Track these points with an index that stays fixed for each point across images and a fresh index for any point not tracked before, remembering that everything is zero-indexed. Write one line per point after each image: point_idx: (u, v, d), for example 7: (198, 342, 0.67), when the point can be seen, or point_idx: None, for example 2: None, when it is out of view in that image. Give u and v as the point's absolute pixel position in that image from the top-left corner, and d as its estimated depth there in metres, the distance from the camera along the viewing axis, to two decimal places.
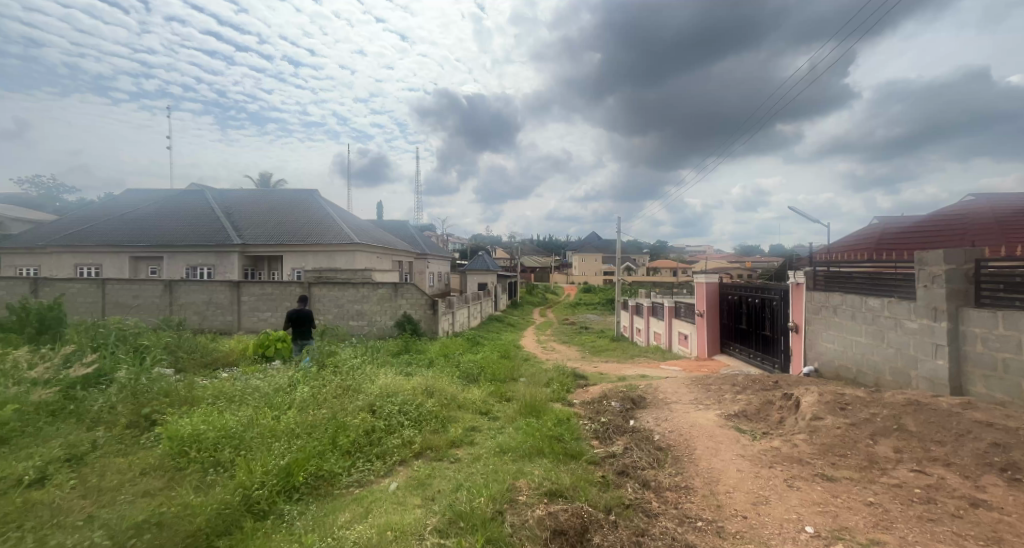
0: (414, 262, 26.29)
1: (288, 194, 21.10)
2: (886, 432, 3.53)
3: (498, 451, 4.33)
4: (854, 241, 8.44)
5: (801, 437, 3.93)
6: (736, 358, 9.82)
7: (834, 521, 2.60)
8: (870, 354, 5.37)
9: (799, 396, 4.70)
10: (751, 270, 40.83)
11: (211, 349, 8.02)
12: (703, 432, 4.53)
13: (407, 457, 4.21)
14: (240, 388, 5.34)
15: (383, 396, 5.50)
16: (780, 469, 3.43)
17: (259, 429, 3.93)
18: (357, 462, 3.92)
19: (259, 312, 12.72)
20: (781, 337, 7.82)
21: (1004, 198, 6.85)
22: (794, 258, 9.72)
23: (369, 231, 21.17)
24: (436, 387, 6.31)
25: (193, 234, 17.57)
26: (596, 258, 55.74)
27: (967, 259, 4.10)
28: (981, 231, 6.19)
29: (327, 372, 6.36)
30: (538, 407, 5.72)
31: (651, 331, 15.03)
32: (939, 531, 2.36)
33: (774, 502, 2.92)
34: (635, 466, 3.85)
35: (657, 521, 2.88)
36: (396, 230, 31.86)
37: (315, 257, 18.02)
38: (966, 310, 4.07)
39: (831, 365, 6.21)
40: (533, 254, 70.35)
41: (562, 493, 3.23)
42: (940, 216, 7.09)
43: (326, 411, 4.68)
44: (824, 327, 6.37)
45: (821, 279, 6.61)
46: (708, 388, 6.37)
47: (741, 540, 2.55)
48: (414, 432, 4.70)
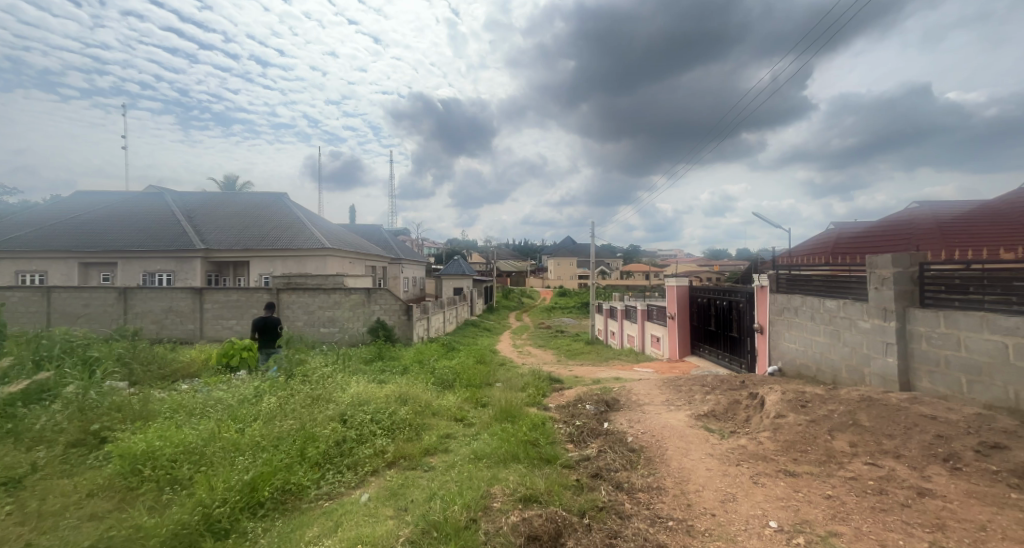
0: (388, 267, 25.84)
1: (255, 197, 20.43)
2: (843, 427, 3.71)
3: (472, 458, 4.30)
4: (813, 245, 8.82)
5: (766, 435, 4.08)
6: (706, 359, 10.11)
7: (795, 515, 2.71)
8: (828, 352, 5.64)
9: (763, 395, 4.89)
10: (720, 273, 42.04)
11: (170, 360, 7.65)
12: (674, 432, 4.64)
13: (379, 467, 4.12)
14: (201, 400, 5.11)
15: (355, 404, 5.39)
16: (747, 466, 3.55)
17: (221, 443, 3.76)
18: (327, 474, 3.81)
19: (223, 320, 12.23)
20: (747, 338, 8.11)
21: (946, 206, 7.32)
22: (759, 261, 10.09)
23: (341, 236, 20.72)
24: (410, 394, 6.22)
25: (151, 239, 16.73)
26: (571, 262, 56.32)
27: (912, 262, 4.36)
28: (925, 236, 6.60)
29: (296, 381, 6.19)
30: (513, 412, 5.71)
31: (624, 334, 15.34)
32: (890, 520, 2.49)
33: (741, 499, 3.02)
34: (609, 468, 3.90)
35: (629, 522, 2.92)
36: (370, 234, 31.31)
37: (284, 262, 17.49)
38: (912, 310, 4.33)
39: (794, 363, 6.48)
40: (508, 259, 70.41)
41: (536, 498, 3.23)
42: (889, 224, 7.52)
43: (295, 422, 4.54)
44: (786, 327, 6.66)
45: (783, 281, 6.91)
46: (679, 389, 6.54)
47: (710, 538, 2.62)
48: (387, 441, 4.62)
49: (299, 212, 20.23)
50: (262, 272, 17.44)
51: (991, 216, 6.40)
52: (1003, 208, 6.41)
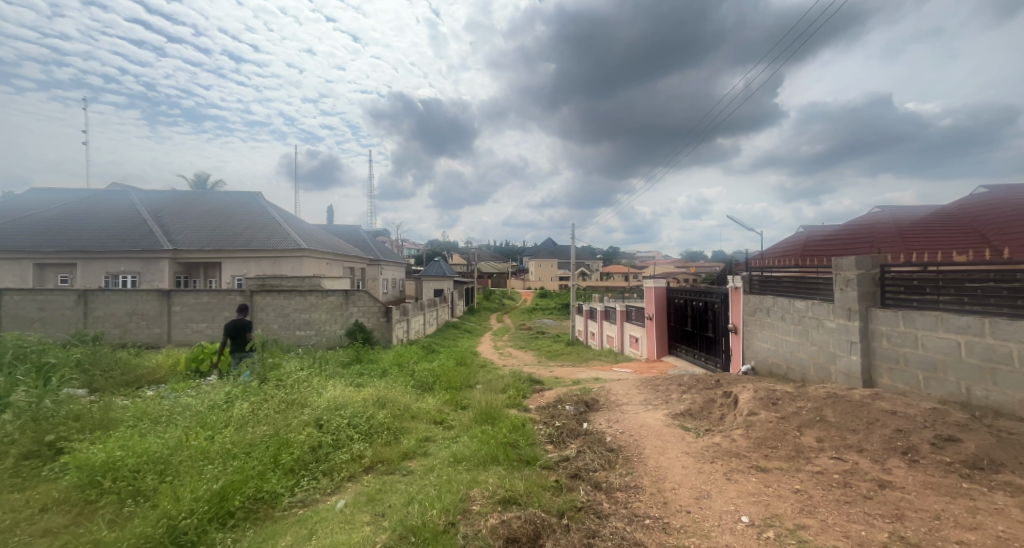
0: (367, 269, 25.49)
1: (227, 197, 19.86)
2: (811, 423, 3.84)
3: (452, 461, 4.27)
4: (784, 247, 9.12)
5: (739, 432, 4.19)
6: (683, 359, 10.32)
7: (766, 509, 2.79)
8: (798, 351, 5.84)
9: (737, 394, 5.03)
10: (696, 274, 43.01)
11: (134, 366, 7.34)
12: (652, 432, 4.72)
13: (356, 472, 4.05)
14: (167, 407, 4.92)
15: (332, 409, 5.29)
16: (720, 463, 3.64)
17: (189, 451, 3.63)
18: (302, 481, 3.73)
19: (192, 324, 11.81)
20: (722, 338, 8.32)
21: (905, 210, 7.68)
22: (733, 262, 10.35)
23: (318, 236, 20.31)
24: (388, 398, 6.15)
25: (114, 239, 16.02)
26: (552, 263, 56.65)
27: (874, 265, 4.57)
28: (886, 239, 6.91)
29: (270, 386, 6.03)
30: (493, 413, 5.70)
31: (604, 335, 15.53)
32: (854, 512, 2.60)
33: (715, 496, 3.09)
34: (588, 468, 3.94)
35: (607, 522, 2.96)
36: (348, 234, 30.81)
37: (258, 264, 17.03)
38: (874, 310, 4.53)
39: (766, 362, 6.68)
40: (489, 260, 70.30)
41: (515, 500, 3.23)
42: (853, 227, 7.85)
43: (268, 428, 4.42)
44: (759, 327, 6.86)
45: (756, 283, 7.12)
46: (657, 388, 6.64)
47: (685, 535, 2.67)
48: (364, 446, 4.54)
49: (274, 212, 19.74)
50: (235, 273, 16.94)
51: (946, 221, 6.75)
52: (958, 212, 6.77)
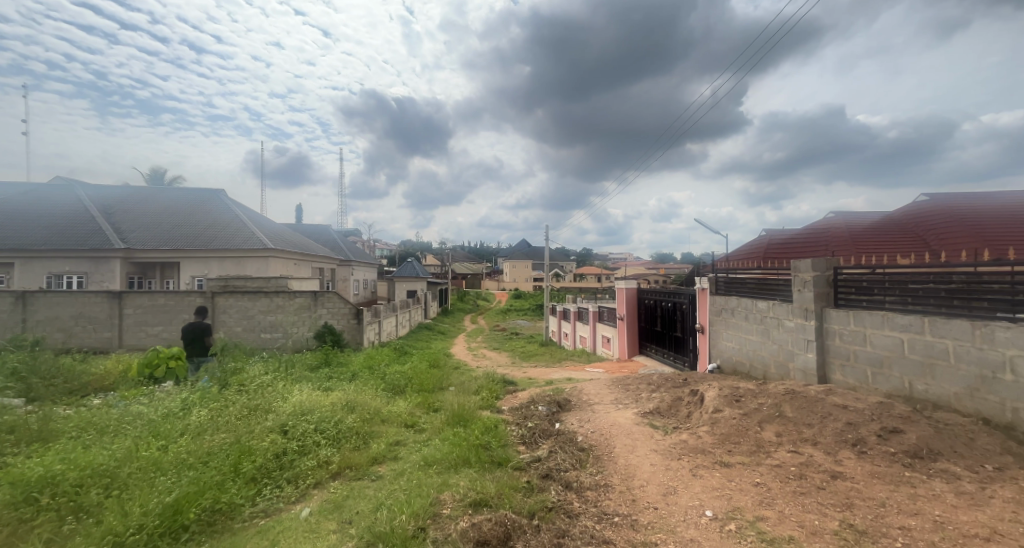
0: (336, 270, 24.86)
1: (186, 193, 18.97)
2: (771, 418, 4.00)
3: (422, 465, 4.21)
4: (747, 250, 9.47)
5: (704, 429, 4.32)
6: (653, 358, 10.55)
7: (728, 503, 2.89)
8: (760, 349, 6.07)
9: (703, 392, 5.18)
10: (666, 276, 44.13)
11: (79, 373, 6.88)
12: (622, 430, 4.80)
13: (322, 479, 3.93)
14: (117, 416, 4.64)
15: (297, 414, 5.12)
16: (687, 459, 3.73)
17: (139, 463, 3.43)
18: (264, 489, 3.58)
19: (147, 327, 11.20)
20: (690, 337, 8.55)
21: (857, 216, 8.14)
22: (700, 264, 10.67)
23: (285, 235, 19.66)
24: (358, 401, 6.01)
25: (59, 237, 15.00)
26: (526, 264, 56.84)
27: (828, 267, 4.81)
28: (840, 243, 7.29)
29: (232, 391, 5.78)
30: (465, 415, 5.66)
31: (576, 335, 15.69)
32: (808, 502, 2.72)
33: (680, 491, 3.17)
34: (559, 469, 3.97)
35: (577, 521, 2.99)
36: (318, 234, 29.97)
37: (219, 264, 16.32)
38: (828, 310, 4.76)
39: (731, 361, 6.91)
40: (463, 261, 69.88)
41: (486, 502, 3.22)
42: (810, 231, 8.25)
43: (227, 436, 4.23)
44: (724, 326, 7.09)
45: (722, 284, 7.36)
46: (627, 388, 6.76)
47: (653, 531, 2.73)
48: (331, 452, 4.42)
49: (238, 210, 19.00)
50: (195, 274, 16.18)
51: (893, 226, 7.19)
52: (903, 219, 7.23)
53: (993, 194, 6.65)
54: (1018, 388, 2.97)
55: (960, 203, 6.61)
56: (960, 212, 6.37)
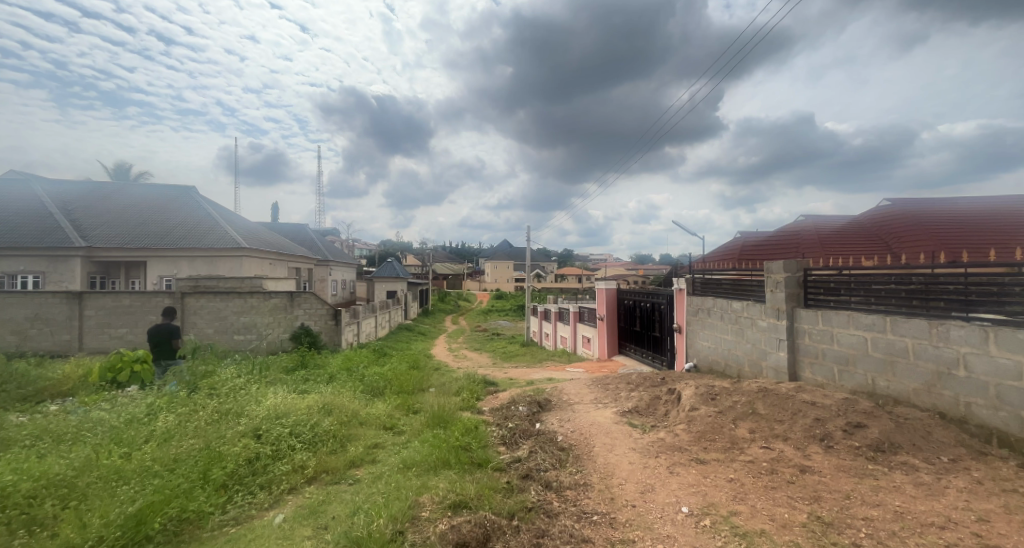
0: (314, 270, 24.36)
1: (154, 190, 18.28)
2: (744, 416, 4.10)
3: (401, 468, 4.15)
4: (723, 252, 9.70)
5: (681, 427, 4.40)
6: (632, 358, 10.69)
7: (704, 499, 2.95)
8: (734, 348, 6.22)
9: (680, 391, 5.28)
10: (645, 277, 44.84)
11: (36, 378, 6.53)
12: (601, 429, 4.85)
13: (297, 484, 3.83)
14: (76, 423, 4.43)
15: (271, 417, 4.99)
16: (664, 457, 3.80)
17: (100, 472, 3.28)
18: (235, 496, 3.47)
19: (110, 329, 10.73)
20: (668, 337, 8.71)
21: (825, 219, 8.44)
22: (678, 265, 10.88)
23: (259, 234, 19.13)
24: (335, 404, 5.89)
25: (14, 234, 14.23)
26: (507, 265, 56.87)
27: (798, 268, 4.97)
28: (810, 245, 7.54)
29: (202, 395, 5.59)
30: (445, 417, 5.62)
31: (557, 335, 15.78)
32: (778, 496, 2.80)
33: (658, 489, 3.22)
34: (539, 468, 3.98)
35: (557, 520, 3.00)
36: (294, 233, 29.33)
37: (190, 264, 15.78)
38: (798, 310, 4.92)
39: (706, 360, 7.06)
40: (444, 261, 69.41)
41: (466, 504, 3.20)
42: (782, 234, 8.51)
43: (196, 441, 4.09)
44: (701, 326, 7.24)
45: (698, 285, 7.52)
46: (606, 387, 6.83)
47: (630, 528, 2.76)
48: (307, 456, 4.32)
49: (209, 207, 18.40)
50: (163, 274, 15.59)
51: (858, 230, 7.49)
52: (869, 222, 7.53)
53: (950, 200, 7.01)
54: (971, 383, 3.13)
55: (921, 208, 6.92)
56: (920, 217, 6.67)
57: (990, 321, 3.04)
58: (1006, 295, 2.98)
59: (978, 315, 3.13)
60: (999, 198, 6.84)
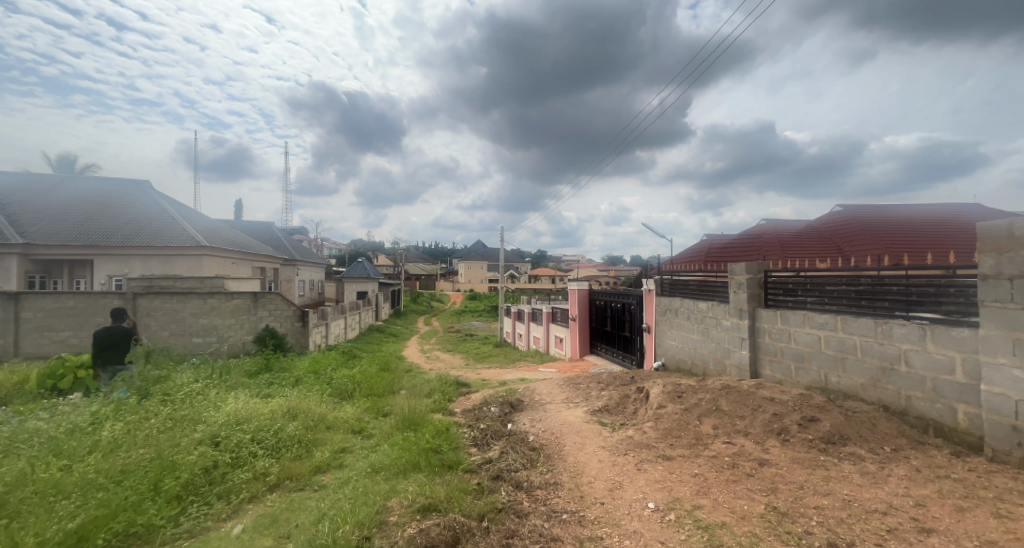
0: (280, 270, 23.58)
1: (102, 184, 17.23)
2: (709, 413, 4.23)
3: (369, 472, 4.06)
4: (690, 254, 9.99)
5: (649, 424, 4.50)
6: (603, 358, 10.86)
7: (669, 494, 3.02)
8: (700, 347, 6.42)
9: (649, 389, 5.40)
10: (616, 278, 45.67)
11: None
12: (572, 428, 4.90)
13: (258, 493, 3.68)
14: (9, 434, 4.10)
15: (231, 423, 4.78)
16: (632, 454, 3.87)
17: (35, 487, 3.05)
18: (189, 508, 3.29)
19: (51, 332, 10.03)
20: (637, 337, 8.90)
21: (785, 224, 8.83)
22: (647, 267, 11.13)
23: (221, 232, 18.32)
24: (300, 408, 5.70)
25: None
26: (481, 265, 56.72)
27: (759, 270, 5.17)
28: (770, 248, 7.88)
29: (154, 401, 5.29)
30: (416, 419, 5.53)
31: (530, 336, 15.86)
32: (738, 489, 2.90)
33: (626, 486, 3.29)
34: (510, 469, 3.97)
35: (526, 520, 3.00)
36: (259, 232, 28.31)
37: (143, 263, 14.94)
38: (760, 310, 5.11)
39: (674, 359, 7.26)
40: (417, 261, 68.64)
41: (435, 506, 3.16)
42: (744, 237, 8.85)
43: (147, 451, 3.87)
44: (669, 326, 7.42)
45: (666, 285, 7.71)
46: (577, 386, 6.92)
47: (599, 525, 2.80)
48: (270, 463, 4.16)
49: (165, 203, 17.50)
50: (112, 274, 14.69)
51: (815, 234, 7.87)
52: (823, 228, 7.93)
53: (897, 207, 7.47)
54: (911, 378, 3.34)
55: (869, 214, 7.35)
56: (869, 223, 7.08)
57: (928, 320, 3.26)
58: (942, 295, 3.20)
59: (917, 315, 3.34)
60: (938, 206, 7.35)
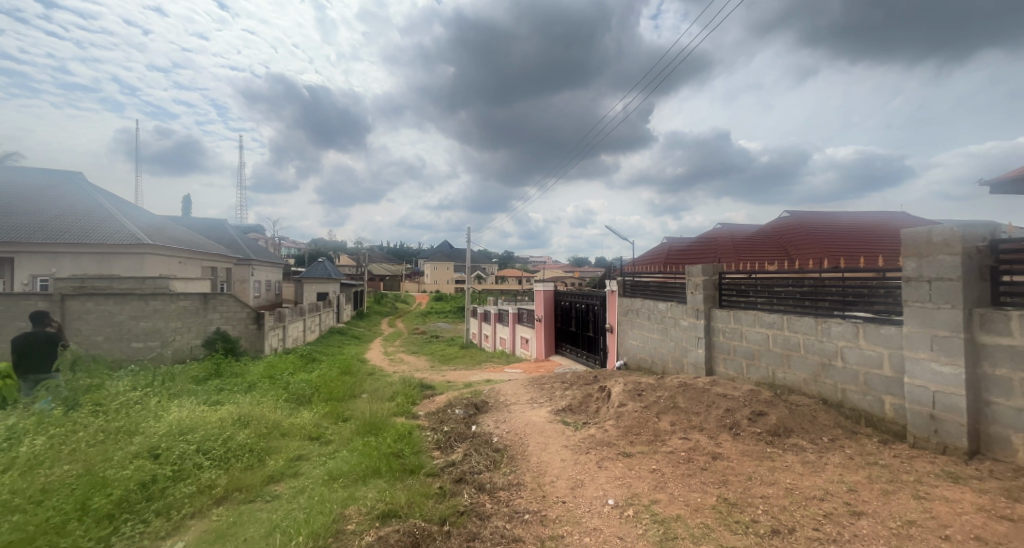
0: (232, 270, 22.42)
1: (28, 176, 15.80)
2: (666, 410, 4.37)
3: (326, 480, 3.91)
4: (651, 256, 10.29)
5: (610, 422, 4.60)
6: (567, 358, 11.00)
7: (628, 490, 3.09)
8: (659, 346, 6.62)
9: (610, 388, 5.52)
10: (582, 278, 46.46)
11: None
12: (535, 429, 4.92)
13: (203, 507, 3.46)
14: None
15: (173, 433, 4.49)
16: (594, 453, 3.93)
17: None
18: (122, 527, 3.05)
19: None
20: (601, 337, 9.07)
21: (739, 228, 9.25)
22: (611, 268, 11.39)
23: (166, 229, 17.19)
24: (253, 415, 5.43)
25: None
26: (446, 266, 56.20)
27: (715, 272, 5.39)
28: (724, 251, 8.23)
29: (83, 413, 4.88)
30: (377, 424, 5.39)
31: (496, 337, 15.85)
32: (693, 483, 3.01)
33: (587, 483, 3.33)
34: (473, 471, 3.94)
35: (488, 522, 2.98)
36: (210, 229, 26.81)
37: (75, 262, 13.78)
38: (715, 310, 5.33)
39: (635, 358, 7.45)
40: (381, 262, 67.13)
41: (396, 512, 3.08)
42: (701, 241, 9.22)
43: (73, 468, 3.55)
44: (630, 326, 7.61)
45: (629, 286, 7.91)
46: (542, 387, 6.97)
47: (560, 524, 2.82)
48: (216, 474, 3.93)
49: (102, 198, 16.23)
50: (38, 273, 13.47)
51: (765, 238, 8.29)
52: (772, 232, 8.39)
53: (838, 215, 8.00)
54: (846, 372, 3.57)
55: (814, 221, 7.83)
56: (813, 229, 7.54)
57: (861, 319, 3.50)
58: (873, 296, 3.44)
59: (852, 314, 3.58)
60: (873, 215, 7.94)
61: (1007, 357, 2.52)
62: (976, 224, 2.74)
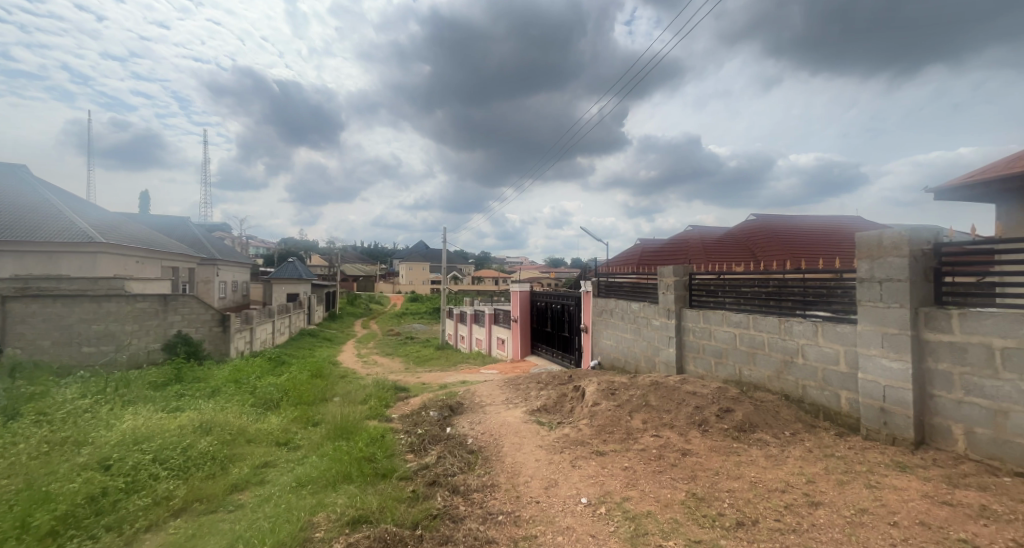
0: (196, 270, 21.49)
1: None
2: (638, 408, 4.44)
3: (294, 487, 3.79)
4: (625, 257, 10.44)
5: (584, 421, 4.64)
6: (543, 358, 11.05)
7: (601, 489, 3.12)
8: (632, 346, 6.74)
9: (585, 387, 5.57)
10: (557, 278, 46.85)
11: None
12: (511, 429, 4.92)
13: (159, 520, 3.30)
14: None
15: (127, 443, 4.26)
16: (568, 452, 3.96)
17: None
18: (67, 544, 2.86)
19: None
20: (576, 337, 9.16)
21: (709, 231, 9.51)
22: (586, 268, 11.52)
23: (123, 227, 16.32)
24: (216, 421, 5.21)
25: None
26: (422, 266, 55.56)
27: (685, 273, 5.53)
28: (695, 252, 8.44)
29: (26, 424, 4.56)
30: (349, 427, 5.27)
31: (473, 338, 15.77)
32: (664, 479, 3.07)
33: (561, 483, 3.36)
34: (447, 474, 3.90)
35: (461, 524, 2.95)
36: (172, 227, 25.65)
37: (20, 261, 12.90)
38: (685, 310, 5.47)
39: (609, 357, 7.56)
40: (354, 262, 65.76)
41: (366, 518, 3.02)
42: (673, 243, 9.43)
43: (11, 484, 3.31)
44: (604, 326, 7.71)
45: (603, 287, 8.03)
46: (517, 387, 6.98)
47: (533, 524, 2.82)
48: (175, 484, 3.75)
49: (50, 193, 15.26)
50: None
51: (733, 240, 8.56)
52: (740, 235, 8.66)
53: (800, 219, 8.34)
54: (806, 369, 3.73)
55: (778, 225, 8.14)
56: (777, 232, 7.83)
57: (820, 318, 3.65)
58: (832, 296, 3.60)
59: (812, 313, 3.74)
60: (832, 219, 8.31)
61: (948, 353, 2.69)
62: (921, 228, 2.91)
